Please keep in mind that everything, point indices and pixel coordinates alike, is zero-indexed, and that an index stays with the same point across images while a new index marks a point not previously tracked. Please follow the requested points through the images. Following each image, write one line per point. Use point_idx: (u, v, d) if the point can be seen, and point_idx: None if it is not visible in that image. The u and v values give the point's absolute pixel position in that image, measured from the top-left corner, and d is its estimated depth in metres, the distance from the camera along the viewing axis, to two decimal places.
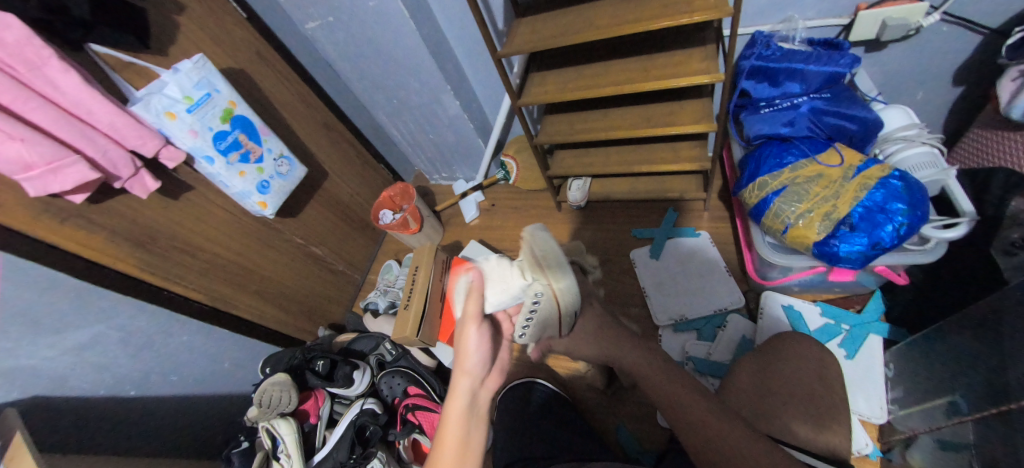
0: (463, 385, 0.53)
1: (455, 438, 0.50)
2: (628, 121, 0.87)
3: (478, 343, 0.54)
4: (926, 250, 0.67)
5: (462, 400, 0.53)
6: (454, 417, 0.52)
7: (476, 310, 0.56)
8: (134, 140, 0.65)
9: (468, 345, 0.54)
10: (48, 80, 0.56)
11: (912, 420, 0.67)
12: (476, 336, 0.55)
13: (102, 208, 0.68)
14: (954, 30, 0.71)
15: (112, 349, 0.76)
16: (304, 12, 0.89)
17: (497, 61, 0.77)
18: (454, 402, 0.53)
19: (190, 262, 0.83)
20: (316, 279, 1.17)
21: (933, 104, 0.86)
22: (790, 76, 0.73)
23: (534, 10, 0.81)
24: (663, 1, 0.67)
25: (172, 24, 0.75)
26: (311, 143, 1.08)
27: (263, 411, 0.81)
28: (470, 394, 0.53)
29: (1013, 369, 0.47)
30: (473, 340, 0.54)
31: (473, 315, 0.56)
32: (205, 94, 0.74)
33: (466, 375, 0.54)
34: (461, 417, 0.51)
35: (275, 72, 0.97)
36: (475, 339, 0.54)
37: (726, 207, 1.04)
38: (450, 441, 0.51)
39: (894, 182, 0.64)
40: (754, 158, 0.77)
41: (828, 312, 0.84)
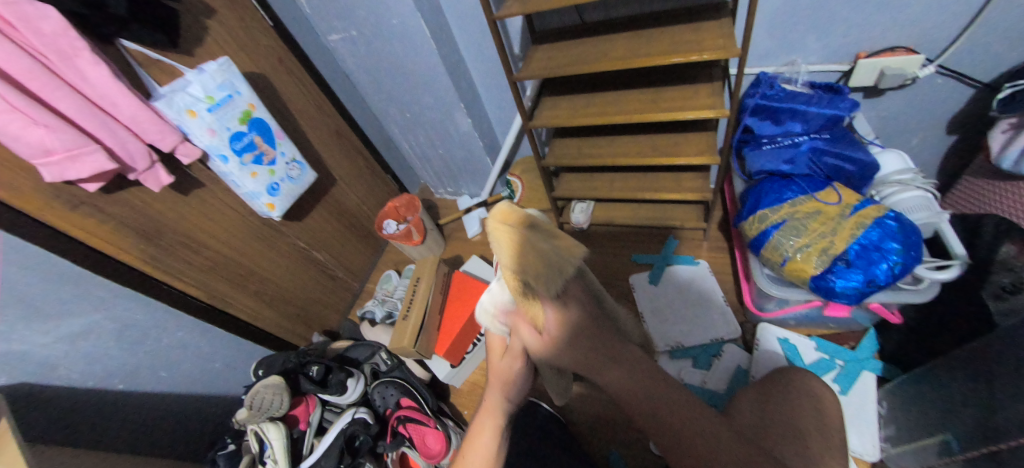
0: (495, 403, 0.53)
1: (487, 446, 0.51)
2: (634, 149, 0.90)
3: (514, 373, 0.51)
4: (919, 290, 0.68)
5: (492, 419, 0.52)
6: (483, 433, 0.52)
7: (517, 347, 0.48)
8: (153, 134, 0.67)
9: (508, 379, 0.51)
10: (78, 71, 0.57)
11: (904, 458, 0.67)
12: (517, 369, 0.51)
13: (115, 198, 0.69)
14: (947, 82, 0.75)
15: (105, 341, 0.75)
16: (329, 24, 0.92)
17: (512, 83, 0.80)
18: (486, 417, 0.53)
19: (194, 258, 0.83)
20: (316, 284, 1.17)
21: (928, 151, 0.90)
22: (792, 116, 0.76)
23: (550, 38, 0.85)
24: (674, 38, 0.71)
25: (202, 27, 0.78)
26: (323, 150, 1.10)
27: (253, 414, 0.80)
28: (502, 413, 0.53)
29: (1005, 412, 0.48)
30: (508, 368, 0.51)
31: (513, 353, 0.49)
32: (227, 95, 0.76)
33: (498, 398, 0.52)
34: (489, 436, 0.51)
35: (295, 79, 1.00)
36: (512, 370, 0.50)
37: (726, 238, 1.06)
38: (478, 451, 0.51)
39: (891, 222, 0.66)
40: (755, 192, 0.80)
41: (823, 347, 0.85)
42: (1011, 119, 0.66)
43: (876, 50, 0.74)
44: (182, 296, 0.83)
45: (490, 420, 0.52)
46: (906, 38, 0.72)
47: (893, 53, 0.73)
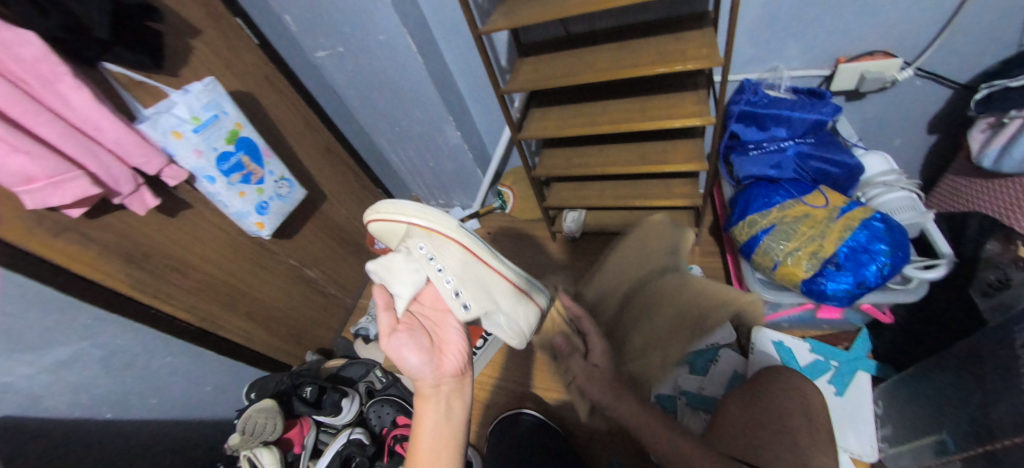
0: (426, 389, 0.51)
1: (430, 426, 0.48)
2: (623, 157, 0.90)
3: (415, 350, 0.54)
4: (908, 290, 0.69)
5: (428, 403, 0.50)
6: (423, 430, 0.47)
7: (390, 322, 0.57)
8: (139, 158, 0.66)
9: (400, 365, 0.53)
10: (60, 96, 0.56)
11: (902, 459, 0.67)
12: (399, 342, 0.54)
13: (99, 223, 0.68)
14: (925, 84, 0.77)
15: (91, 368, 0.73)
16: (316, 42, 0.92)
17: (500, 96, 0.81)
18: (420, 405, 0.50)
19: (181, 281, 0.82)
20: (309, 301, 1.15)
21: (909, 152, 0.92)
22: (778, 122, 0.78)
23: (536, 50, 0.86)
24: (658, 48, 0.72)
25: (187, 48, 0.77)
26: (312, 166, 1.10)
27: (246, 439, 0.76)
28: (443, 393, 0.51)
29: (997, 409, 0.48)
30: (393, 342, 0.55)
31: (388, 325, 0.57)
32: (213, 116, 0.76)
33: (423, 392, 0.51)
34: (438, 429, 0.47)
35: (283, 96, 1.00)
36: (396, 346, 0.54)
37: (717, 242, 1.08)
38: (423, 439, 0.47)
39: (877, 224, 0.67)
40: (743, 197, 0.80)
41: (818, 348, 0.85)
42: (988, 119, 0.67)
43: (855, 55, 0.76)
44: (170, 320, 0.82)
45: (429, 419, 0.48)
46: (883, 43, 0.74)
47: (871, 57, 0.75)
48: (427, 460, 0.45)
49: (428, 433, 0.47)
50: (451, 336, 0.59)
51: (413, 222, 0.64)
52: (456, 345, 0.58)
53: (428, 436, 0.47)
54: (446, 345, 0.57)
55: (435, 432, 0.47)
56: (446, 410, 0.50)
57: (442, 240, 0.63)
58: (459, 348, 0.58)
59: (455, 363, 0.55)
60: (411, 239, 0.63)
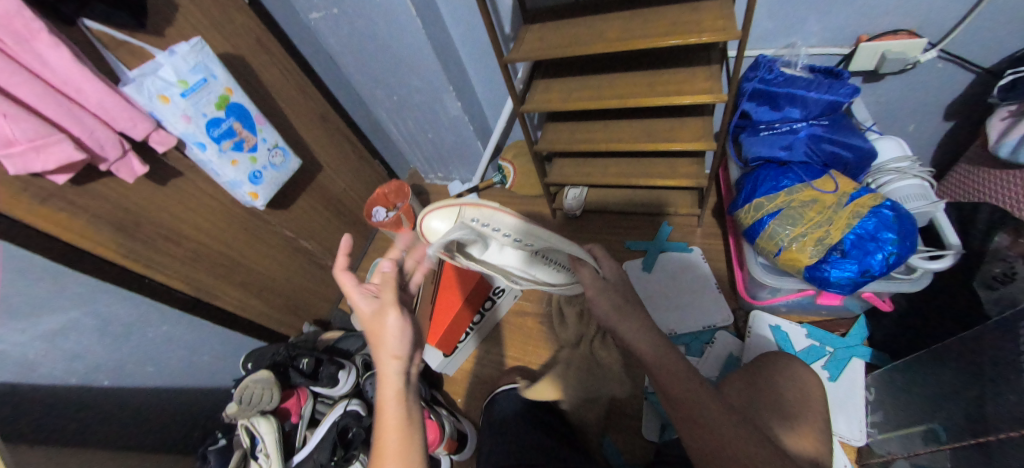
0: (388, 368, 0.51)
1: (397, 417, 0.49)
2: (628, 134, 0.87)
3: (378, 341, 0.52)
4: (911, 279, 0.68)
5: (389, 383, 0.51)
6: (384, 403, 0.50)
7: (394, 298, 0.53)
8: (125, 122, 0.63)
9: (387, 336, 0.52)
10: (37, 55, 0.53)
11: (891, 444, 0.68)
12: (394, 322, 0.52)
13: (86, 190, 0.66)
14: (948, 67, 0.74)
15: (86, 336, 0.72)
16: (309, 1, 0.87)
17: (503, 66, 0.77)
18: (384, 391, 0.51)
19: (174, 251, 0.80)
20: (305, 273, 1.15)
21: (923, 137, 0.89)
22: (791, 101, 0.74)
23: (542, 18, 0.82)
24: (673, 18, 0.68)
25: (171, 5, 0.72)
26: (307, 135, 1.06)
27: (243, 409, 0.78)
28: (399, 376, 0.51)
29: (994, 403, 0.48)
30: (366, 309, 0.55)
31: (392, 298, 0.53)
32: (201, 79, 0.72)
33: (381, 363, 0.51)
34: (388, 401, 0.50)
35: (275, 60, 0.95)
36: (376, 328, 0.53)
37: (719, 225, 1.06)
38: (388, 429, 0.48)
39: (887, 212, 0.66)
40: (751, 179, 0.78)
41: (814, 334, 0.85)
42: (1010, 106, 0.65)
43: (878, 33, 0.72)
44: (164, 290, 0.81)
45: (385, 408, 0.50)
46: (911, 20, 0.69)
47: (895, 36, 0.71)
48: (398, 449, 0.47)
49: (392, 416, 0.49)
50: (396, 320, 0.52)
51: (463, 204, 0.62)
52: (392, 351, 0.51)
53: (390, 413, 0.49)
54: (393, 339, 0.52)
55: (389, 409, 0.49)
56: (399, 390, 0.51)
57: (492, 209, 0.62)
58: (393, 356, 0.51)
59: (394, 372, 0.51)
60: (465, 218, 0.62)
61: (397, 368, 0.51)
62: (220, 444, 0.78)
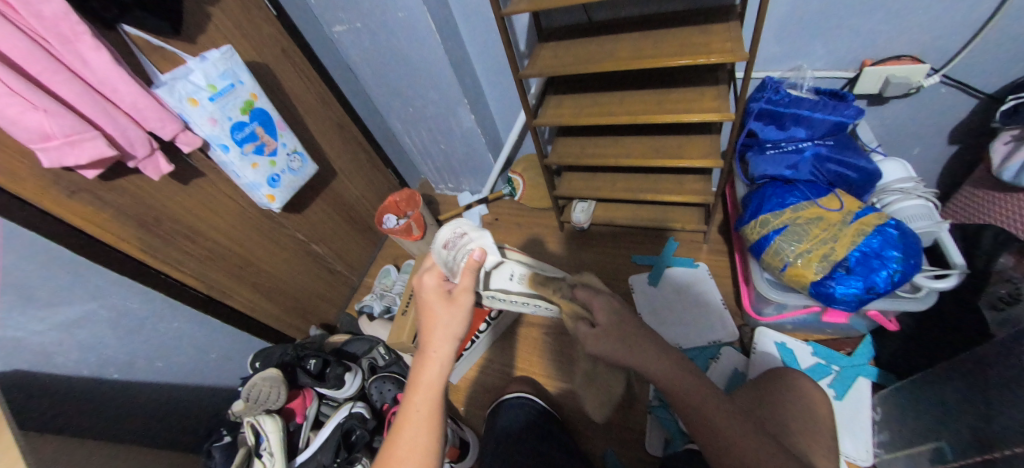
0: (443, 343, 0.55)
1: (431, 377, 0.53)
2: (638, 150, 0.89)
3: (437, 319, 0.56)
4: (917, 298, 0.69)
5: (438, 359, 0.55)
6: (422, 382, 0.53)
7: (471, 282, 0.57)
8: (154, 122, 0.66)
9: (460, 312, 0.56)
10: (79, 56, 0.56)
11: (895, 464, 0.68)
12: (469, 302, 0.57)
13: (113, 186, 0.68)
14: (952, 93, 0.76)
15: (101, 328, 0.74)
16: (333, 15, 0.91)
17: (519, 81, 0.80)
18: (430, 352, 0.55)
19: (191, 248, 0.83)
20: (315, 277, 1.16)
21: (928, 160, 0.90)
22: (796, 121, 0.77)
23: (557, 37, 0.85)
24: (684, 40, 0.71)
25: (205, 14, 0.76)
26: (324, 142, 1.09)
27: (249, 406, 0.79)
28: (451, 350, 0.55)
29: (1000, 421, 0.48)
30: (439, 296, 0.57)
31: (467, 284, 0.57)
32: (229, 84, 0.75)
33: (433, 335, 0.55)
34: (432, 382, 0.53)
35: (298, 70, 0.99)
36: (443, 308, 0.56)
37: (725, 241, 1.07)
38: (421, 386, 0.53)
39: (891, 230, 0.67)
40: (756, 196, 0.80)
41: (820, 352, 0.86)
42: (1012, 131, 0.67)
43: (881, 58, 0.75)
44: (179, 287, 0.83)
45: (426, 388, 0.53)
46: (913, 47, 0.72)
47: (899, 61, 0.72)
48: (428, 404, 0.52)
49: (430, 375, 0.54)
50: (469, 302, 0.57)
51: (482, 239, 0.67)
52: (453, 333, 0.56)
53: (425, 391, 0.53)
54: (456, 317, 0.56)
55: (429, 392, 0.52)
56: (444, 369, 0.55)
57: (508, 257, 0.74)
58: (453, 337, 0.56)
59: (448, 352, 0.55)
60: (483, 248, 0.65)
61: (453, 346, 0.55)
62: (226, 440, 0.79)
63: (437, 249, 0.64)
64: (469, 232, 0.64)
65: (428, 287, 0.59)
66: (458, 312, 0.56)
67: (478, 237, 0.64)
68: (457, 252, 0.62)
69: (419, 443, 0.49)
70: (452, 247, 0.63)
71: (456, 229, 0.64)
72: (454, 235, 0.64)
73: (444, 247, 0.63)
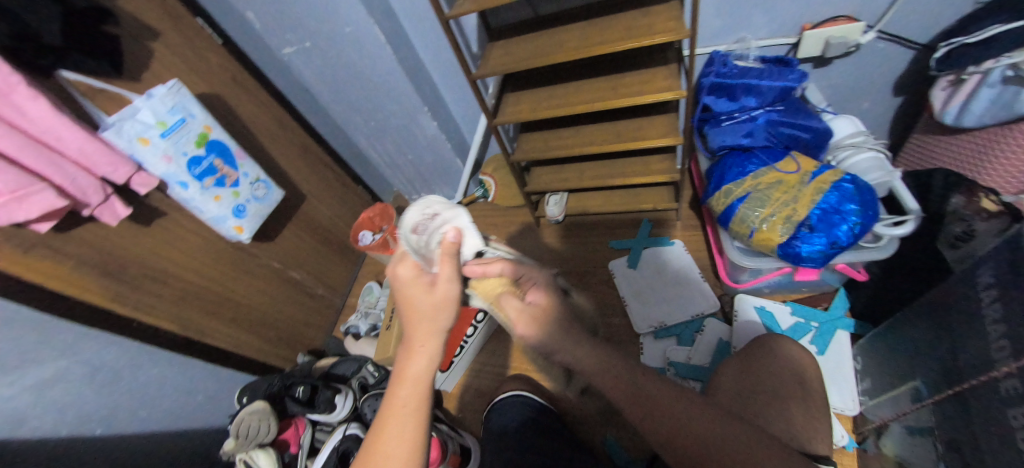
0: (429, 336, 0.54)
1: (418, 372, 0.53)
2: (601, 138, 0.91)
3: (423, 312, 0.53)
4: (879, 247, 0.71)
5: (425, 353, 0.54)
6: (408, 377, 0.53)
7: (453, 271, 0.53)
8: (105, 167, 0.64)
9: (446, 303, 0.53)
10: (15, 107, 0.54)
11: (882, 408, 0.70)
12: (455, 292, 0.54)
13: (69, 237, 0.66)
14: (889, 46, 0.79)
15: (76, 385, 0.71)
16: (281, 38, 0.90)
17: (473, 83, 0.80)
18: (416, 346, 0.54)
19: (161, 290, 0.81)
20: (295, 303, 1.15)
21: (875, 114, 0.94)
22: (746, 91, 0.78)
23: (506, 35, 0.86)
24: (629, 23, 0.72)
25: (146, 50, 0.74)
26: (288, 167, 1.08)
27: (240, 443, 0.76)
28: (439, 343, 0.54)
29: (964, 354, 0.51)
30: (423, 288, 0.54)
31: (448, 273, 0.53)
32: (180, 119, 0.74)
33: (418, 328, 0.54)
34: (420, 376, 0.53)
35: (251, 97, 0.98)
36: (426, 301, 0.53)
37: (697, 216, 1.09)
38: (407, 380, 0.53)
39: (847, 185, 0.69)
40: (718, 168, 0.82)
41: (798, 311, 0.88)
42: (947, 77, 0.69)
43: (819, 21, 0.77)
44: (154, 331, 0.80)
45: (413, 383, 0.53)
46: (847, 7, 0.74)
47: (836, 22, 0.75)
48: (416, 398, 0.52)
49: (418, 368, 0.53)
50: (454, 293, 0.54)
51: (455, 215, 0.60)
52: (438, 327, 0.54)
53: (413, 385, 0.53)
54: (442, 309, 0.54)
55: (417, 386, 0.53)
56: (433, 363, 0.54)
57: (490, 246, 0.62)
58: (440, 330, 0.54)
59: (436, 345, 0.54)
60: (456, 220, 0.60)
61: (440, 339, 0.54)
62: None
63: (405, 234, 0.59)
64: (441, 213, 0.58)
65: (409, 279, 0.55)
66: (441, 303, 0.53)
67: (453, 217, 0.58)
68: (429, 237, 0.57)
69: (406, 440, 0.50)
70: (422, 231, 0.58)
71: (426, 211, 0.59)
72: (423, 218, 0.59)
73: (412, 231, 0.57)
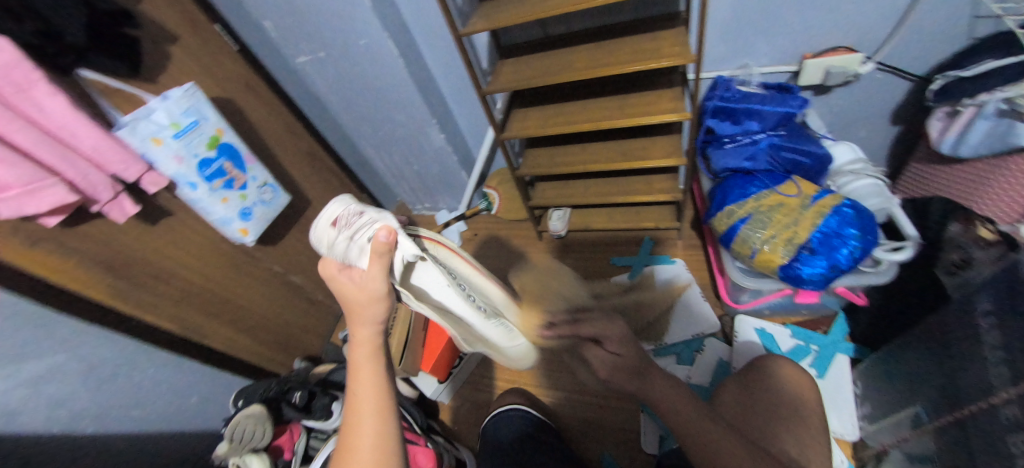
0: (365, 333, 0.49)
1: (366, 369, 0.49)
2: (606, 155, 0.92)
3: (353, 307, 0.47)
4: (878, 272, 0.72)
5: (369, 348, 0.49)
6: (358, 373, 0.49)
7: (382, 271, 0.44)
8: (117, 164, 0.65)
9: (370, 304, 0.46)
10: (34, 103, 0.55)
11: (882, 433, 0.70)
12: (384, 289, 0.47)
13: (77, 232, 0.66)
14: (887, 77, 0.81)
15: (71, 383, 0.70)
16: (296, 47, 0.93)
17: (483, 97, 0.81)
18: (357, 345, 0.49)
19: (163, 289, 0.81)
20: (295, 309, 1.14)
21: (874, 142, 0.96)
22: (749, 115, 0.81)
23: (515, 52, 0.88)
24: (635, 46, 0.74)
25: (164, 54, 0.76)
26: (296, 172, 1.09)
27: (234, 447, 0.74)
28: (377, 338, 0.49)
29: (965, 379, 0.51)
30: (351, 285, 0.46)
31: (376, 273, 0.44)
32: (194, 121, 0.75)
33: (355, 324, 0.49)
34: (366, 369, 0.49)
35: (263, 102, 1.00)
36: (354, 300, 0.46)
37: (698, 236, 1.10)
38: (358, 376, 0.49)
39: (847, 210, 0.70)
40: (721, 189, 0.83)
41: (799, 333, 0.88)
42: (943, 108, 0.71)
43: (820, 50, 0.80)
44: (153, 331, 0.80)
45: (361, 377, 0.49)
46: (846, 38, 0.77)
47: (835, 52, 0.78)
48: (370, 393, 0.48)
49: (364, 367, 0.49)
50: (382, 292, 0.46)
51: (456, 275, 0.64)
52: (374, 320, 0.48)
53: (365, 381, 0.48)
54: (371, 307, 0.46)
55: (367, 380, 0.49)
56: (377, 354, 0.50)
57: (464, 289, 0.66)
58: (373, 323, 0.48)
59: (370, 336, 0.49)
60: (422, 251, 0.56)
61: (375, 333, 0.49)
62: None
63: (322, 226, 0.50)
64: (368, 210, 0.49)
65: (331, 276, 0.48)
66: (371, 304, 0.46)
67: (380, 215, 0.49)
68: (350, 233, 0.47)
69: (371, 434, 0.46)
70: (343, 227, 0.48)
71: (351, 205, 0.50)
72: (348, 212, 0.49)
73: (330, 226, 0.48)
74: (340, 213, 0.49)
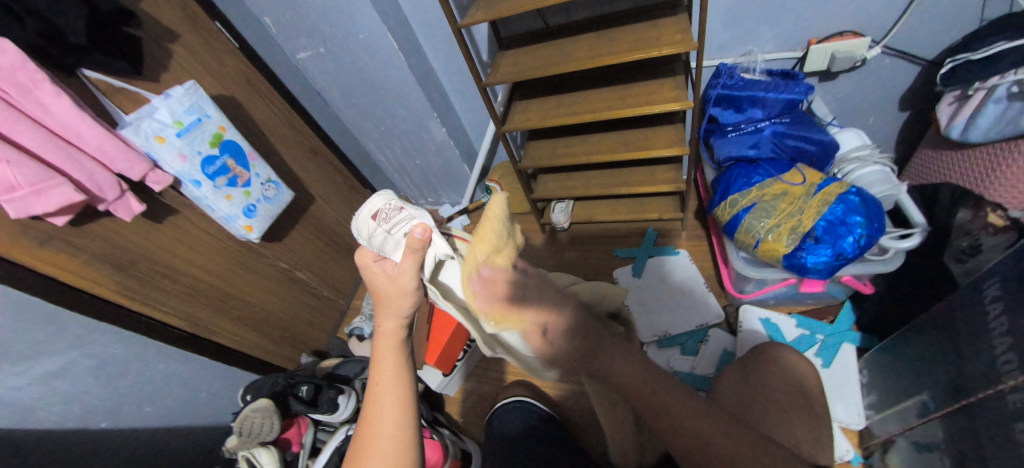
0: (390, 324, 0.52)
1: (389, 360, 0.52)
2: (608, 147, 0.91)
3: (382, 297, 0.51)
4: (886, 260, 0.71)
5: (393, 339, 0.53)
6: (381, 364, 0.51)
7: (414, 266, 0.47)
8: (122, 164, 0.66)
9: (401, 296, 0.50)
10: (39, 103, 0.56)
11: (888, 423, 0.70)
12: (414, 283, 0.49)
13: (84, 231, 0.67)
14: (895, 62, 0.79)
15: (84, 378, 0.71)
16: (297, 43, 0.93)
17: (483, 89, 0.81)
18: (384, 335, 0.52)
19: (171, 286, 0.82)
20: (301, 304, 1.16)
21: (882, 128, 0.94)
22: (752, 103, 0.80)
23: (516, 44, 0.88)
24: (637, 35, 0.73)
25: (166, 52, 0.77)
26: (298, 169, 1.10)
27: (243, 440, 0.77)
28: (400, 329, 0.52)
29: (972, 366, 0.51)
30: (385, 276, 0.50)
31: (409, 267, 0.47)
32: (196, 119, 0.76)
33: (382, 313, 0.52)
34: (390, 359, 0.52)
35: (265, 99, 1.00)
36: (387, 289, 0.50)
37: (703, 227, 1.09)
38: (380, 366, 0.51)
39: (853, 197, 0.69)
40: (724, 178, 0.82)
41: (804, 323, 0.88)
42: (954, 92, 0.70)
43: (826, 36, 0.78)
44: (163, 327, 0.81)
45: (383, 367, 0.51)
46: (853, 23, 0.76)
47: (842, 37, 0.76)
48: (391, 381, 0.50)
49: (389, 357, 0.52)
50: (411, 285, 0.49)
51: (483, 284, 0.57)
52: (399, 312, 0.51)
53: (386, 370, 0.51)
54: (402, 297, 0.50)
55: (389, 370, 0.51)
56: (399, 346, 0.53)
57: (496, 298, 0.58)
58: (398, 315, 0.51)
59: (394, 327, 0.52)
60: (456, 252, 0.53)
61: (399, 324, 0.52)
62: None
63: (362, 218, 0.51)
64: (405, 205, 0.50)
65: (366, 265, 0.52)
66: (400, 297, 0.50)
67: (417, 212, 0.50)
68: (389, 228, 0.49)
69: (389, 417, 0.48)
70: (383, 221, 0.50)
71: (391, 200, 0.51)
72: (387, 206, 0.51)
73: (370, 218, 0.50)
74: (380, 205, 0.51)
